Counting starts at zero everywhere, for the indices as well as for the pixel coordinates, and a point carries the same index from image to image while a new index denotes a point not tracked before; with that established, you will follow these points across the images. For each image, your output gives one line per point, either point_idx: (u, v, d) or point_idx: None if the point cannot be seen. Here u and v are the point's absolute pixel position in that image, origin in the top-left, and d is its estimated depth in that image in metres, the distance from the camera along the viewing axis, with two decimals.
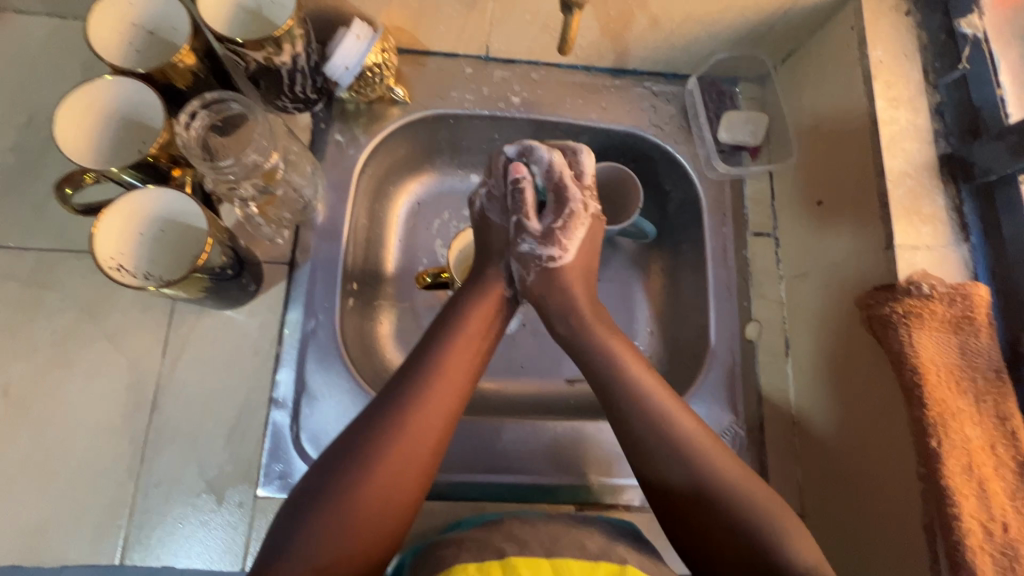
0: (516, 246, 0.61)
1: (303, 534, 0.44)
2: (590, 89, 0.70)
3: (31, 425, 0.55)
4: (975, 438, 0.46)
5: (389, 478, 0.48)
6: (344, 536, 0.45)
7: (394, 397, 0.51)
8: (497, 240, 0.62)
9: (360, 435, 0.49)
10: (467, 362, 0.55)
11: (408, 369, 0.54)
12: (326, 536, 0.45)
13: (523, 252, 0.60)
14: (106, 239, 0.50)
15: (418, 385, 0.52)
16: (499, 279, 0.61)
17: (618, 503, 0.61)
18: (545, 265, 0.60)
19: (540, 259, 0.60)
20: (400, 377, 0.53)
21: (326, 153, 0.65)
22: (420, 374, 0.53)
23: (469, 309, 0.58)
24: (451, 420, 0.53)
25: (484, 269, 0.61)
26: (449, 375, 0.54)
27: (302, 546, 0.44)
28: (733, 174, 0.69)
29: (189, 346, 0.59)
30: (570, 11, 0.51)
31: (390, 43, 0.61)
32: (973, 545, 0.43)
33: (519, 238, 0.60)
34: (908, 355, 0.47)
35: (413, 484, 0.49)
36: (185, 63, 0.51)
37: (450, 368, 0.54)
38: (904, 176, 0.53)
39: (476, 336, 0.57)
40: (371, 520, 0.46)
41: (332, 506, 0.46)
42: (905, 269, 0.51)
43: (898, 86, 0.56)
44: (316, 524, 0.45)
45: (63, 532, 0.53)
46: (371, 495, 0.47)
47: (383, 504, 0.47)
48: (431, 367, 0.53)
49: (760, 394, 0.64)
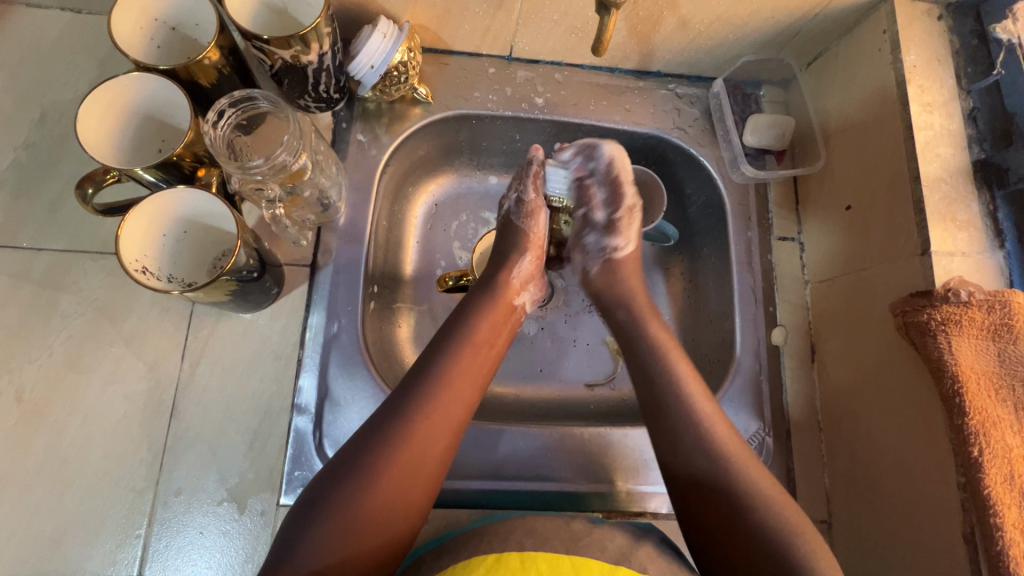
0: (580, 238, 0.65)
1: (314, 538, 0.43)
2: (614, 91, 0.70)
3: (46, 432, 0.54)
4: (1016, 447, 0.45)
5: (403, 483, 0.47)
6: (353, 534, 0.44)
7: (410, 400, 0.50)
8: (516, 239, 0.62)
9: (377, 439, 0.48)
10: (478, 365, 0.54)
11: (423, 369, 0.53)
12: (336, 536, 0.44)
13: (590, 241, 0.64)
14: (130, 241, 0.49)
15: (434, 385, 0.51)
16: (513, 281, 0.60)
17: (646, 511, 0.60)
18: (610, 255, 0.64)
19: (605, 250, 0.64)
20: (414, 376, 0.52)
21: (347, 153, 0.64)
22: (434, 375, 0.52)
23: (480, 309, 0.57)
24: (462, 423, 0.52)
25: (495, 269, 0.61)
26: (460, 376, 0.53)
27: (311, 546, 0.43)
28: (759, 177, 0.68)
29: (209, 350, 0.57)
30: (607, 11, 0.50)
31: (415, 42, 0.60)
32: (1016, 555, 0.43)
33: (584, 230, 0.65)
34: (948, 363, 0.47)
35: (425, 487, 0.48)
36: (210, 60, 0.49)
37: (462, 370, 0.53)
38: (939, 182, 0.53)
39: (486, 337, 0.56)
40: (381, 519, 0.46)
41: (345, 507, 0.45)
42: (942, 276, 0.51)
43: (932, 91, 0.56)
44: (329, 527, 0.44)
45: (79, 543, 0.52)
46: (388, 501, 0.46)
47: (394, 504, 0.46)
48: (441, 369, 0.52)
49: (787, 400, 0.63)
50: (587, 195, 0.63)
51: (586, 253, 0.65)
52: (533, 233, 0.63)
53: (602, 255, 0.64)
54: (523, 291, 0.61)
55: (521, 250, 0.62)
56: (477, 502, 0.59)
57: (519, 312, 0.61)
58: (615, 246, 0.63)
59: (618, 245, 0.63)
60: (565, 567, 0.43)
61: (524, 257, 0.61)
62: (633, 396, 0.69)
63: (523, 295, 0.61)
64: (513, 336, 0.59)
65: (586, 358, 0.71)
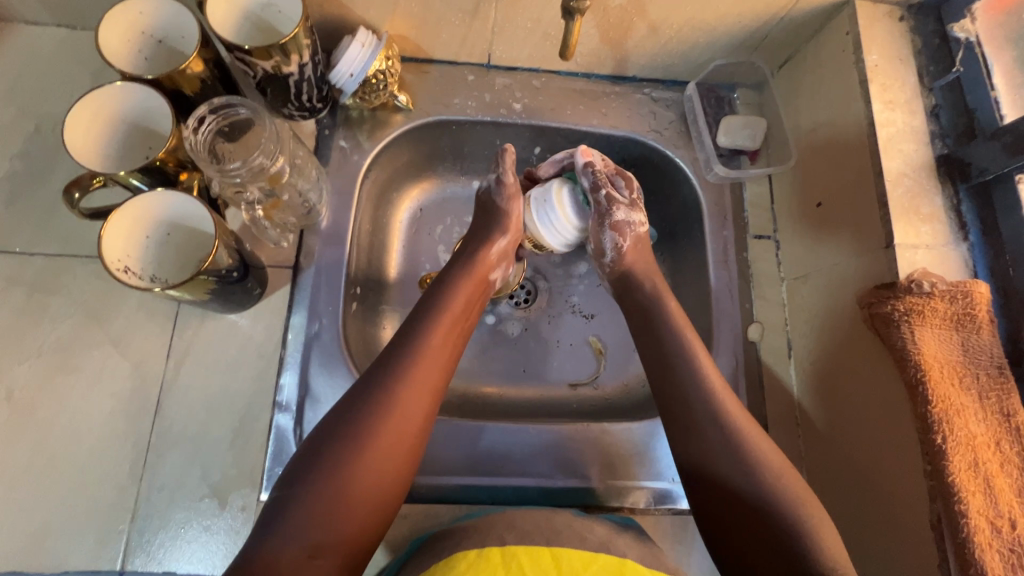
0: (610, 215, 0.60)
1: (295, 515, 0.43)
2: (590, 96, 0.72)
3: (35, 428, 0.55)
4: (979, 434, 0.46)
5: (382, 454, 0.48)
6: (327, 512, 0.44)
7: (384, 372, 0.51)
8: (493, 221, 0.62)
9: (352, 415, 0.48)
10: (452, 340, 0.56)
11: (395, 344, 0.53)
12: (316, 512, 0.44)
13: (616, 220, 0.60)
14: (113, 242, 0.51)
15: (407, 358, 0.52)
16: (488, 254, 0.61)
17: (624, 506, 0.60)
18: (636, 230, 0.62)
19: (632, 225, 0.62)
20: (387, 353, 0.53)
21: (330, 158, 0.66)
22: (409, 347, 0.53)
23: (457, 286, 0.58)
24: (439, 392, 0.53)
25: (466, 244, 0.62)
26: (436, 349, 0.54)
27: (288, 529, 0.43)
28: (733, 177, 0.70)
29: (194, 350, 0.59)
30: (571, 17, 0.51)
31: (393, 51, 0.62)
32: (981, 542, 0.43)
33: (612, 208, 0.60)
34: (911, 352, 0.48)
35: (404, 459, 0.49)
36: (193, 70, 0.52)
37: (438, 346, 0.54)
38: (901, 177, 0.54)
39: (460, 312, 0.57)
40: (358, 497, 0.46)
41: (323, 484, 0.45)
42: (906, 267, 0.52)
43: (894, 89, 0.57)
44: (308, 504, 0.44)
45: (64, 539, 0.53)
46: (367, 473, 0.46)
47: (371, 479, 0.47)
48: (415, 344, 0.53)
49: (763, 395, 0.63)
50: (603, 181, 0.59)
51: (615, 233, 0.61)
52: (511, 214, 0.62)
53: (630, 231, 0.61)
54: (498, 267, 0.62)
55: (496, 228, 0.62)
56: (456, 499, 0.59)
57: (494, 285, 0.62)
58: (636, 222, 0.62)
59: (639, 221, 0.63)
60: (546, 561, 0.44)
61: (498, 237, 0.61)
62: (615, 394, 0.70)
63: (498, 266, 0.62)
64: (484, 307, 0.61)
65: (569, 358, 0.72)
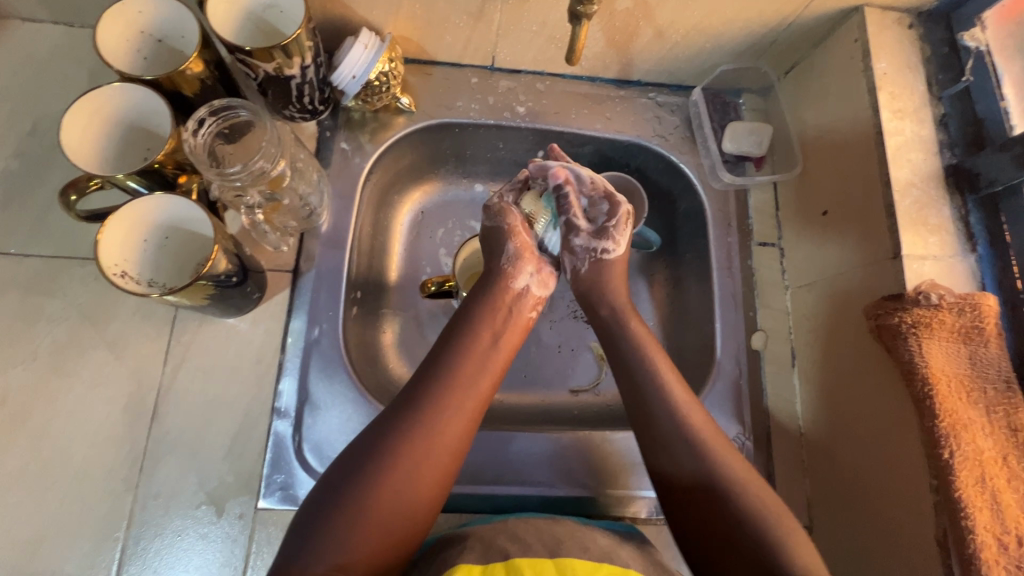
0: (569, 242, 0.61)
1: (318, 540, 0.44)
2: (595, 100, 0.71)
3: (28, 433, 0.55)
4: (986, 449, 0.45)
5: (407, 479, 0.47)
6: (354, 535, 0.44)
7: (411, 397, 0.51)
8: (497, 236, 0.60)
9: (377, 440, 0.48)
10: (485, 361, 0.55)
11: (424, 369, 0.53)
12: (338, 536, 0.44)
13: (580, 245, 0.62)
14: (110, 245, 0.50)
15: (435, 383, 0.52)
16: (509, 268, 0.59)
17: (627, 515, 0.60)
18: (600, 257, 0.61)
19: (596, 252, 0.61)
20: (418, 378, 0.52)
21: (331, 161, 0.65)
22: (438, 371, 0.53)
23: (483, 307, 0.57)
24: (474, 416, 0.52)
25: (490, 263, 0.60)
26: (467, 371, 0.53)
27: (313, 551, 0.43)
28: (738, 184, 0.69)
29: (192, 354, 0.58)
30: (579, 22, 0.50)
31: (396, 53, 0.61)
32: (988, 559, 0.42)
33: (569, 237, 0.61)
34: (919, 366, 0.47)
35: (433, 482, 0.48)
36: (193, 71, 0.51)
37: (470, 369, 0.53)
38: (909, 187, 0.54)
39: (491, 332, 0.56)
40: (386, 521, 0.46)
41: (347, 509, 0.45)
42: (913, 278, 0.51)
43: (903, 97, 0.57)
44: (331, 529, 0.44)
45: (58, 546, 0.52)
46: (391, 496, 0.46)
47: (399, 504, 0.46)
48: (444, 366, 0.53)
49: (766, 405, 0.63)
50: (570, 206, 0.60)
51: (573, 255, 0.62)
52: (511, 225, 0.60)
53: (593, 257, 0.61)
54: (521, 274, 0.59)
55: (506, 237, 0.60)
56: (457, 507, 0.59)
57: (526, 299, 0.60)
58: (608, 248, 0.61)
59: (610, 248, 0.61)
60: (549, 569, 0.44)
61: (508, 245, 0.59)
62: (617, 402, 0.69)
63: (525, 278, 0.59)
64: (522, 325, 0.59)
65: (572, 365, 0.72)
